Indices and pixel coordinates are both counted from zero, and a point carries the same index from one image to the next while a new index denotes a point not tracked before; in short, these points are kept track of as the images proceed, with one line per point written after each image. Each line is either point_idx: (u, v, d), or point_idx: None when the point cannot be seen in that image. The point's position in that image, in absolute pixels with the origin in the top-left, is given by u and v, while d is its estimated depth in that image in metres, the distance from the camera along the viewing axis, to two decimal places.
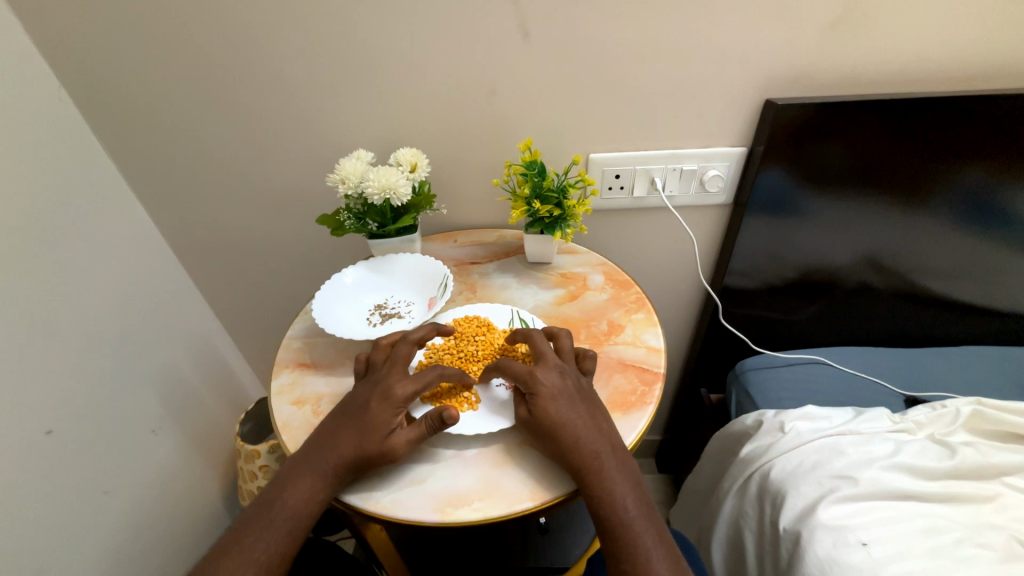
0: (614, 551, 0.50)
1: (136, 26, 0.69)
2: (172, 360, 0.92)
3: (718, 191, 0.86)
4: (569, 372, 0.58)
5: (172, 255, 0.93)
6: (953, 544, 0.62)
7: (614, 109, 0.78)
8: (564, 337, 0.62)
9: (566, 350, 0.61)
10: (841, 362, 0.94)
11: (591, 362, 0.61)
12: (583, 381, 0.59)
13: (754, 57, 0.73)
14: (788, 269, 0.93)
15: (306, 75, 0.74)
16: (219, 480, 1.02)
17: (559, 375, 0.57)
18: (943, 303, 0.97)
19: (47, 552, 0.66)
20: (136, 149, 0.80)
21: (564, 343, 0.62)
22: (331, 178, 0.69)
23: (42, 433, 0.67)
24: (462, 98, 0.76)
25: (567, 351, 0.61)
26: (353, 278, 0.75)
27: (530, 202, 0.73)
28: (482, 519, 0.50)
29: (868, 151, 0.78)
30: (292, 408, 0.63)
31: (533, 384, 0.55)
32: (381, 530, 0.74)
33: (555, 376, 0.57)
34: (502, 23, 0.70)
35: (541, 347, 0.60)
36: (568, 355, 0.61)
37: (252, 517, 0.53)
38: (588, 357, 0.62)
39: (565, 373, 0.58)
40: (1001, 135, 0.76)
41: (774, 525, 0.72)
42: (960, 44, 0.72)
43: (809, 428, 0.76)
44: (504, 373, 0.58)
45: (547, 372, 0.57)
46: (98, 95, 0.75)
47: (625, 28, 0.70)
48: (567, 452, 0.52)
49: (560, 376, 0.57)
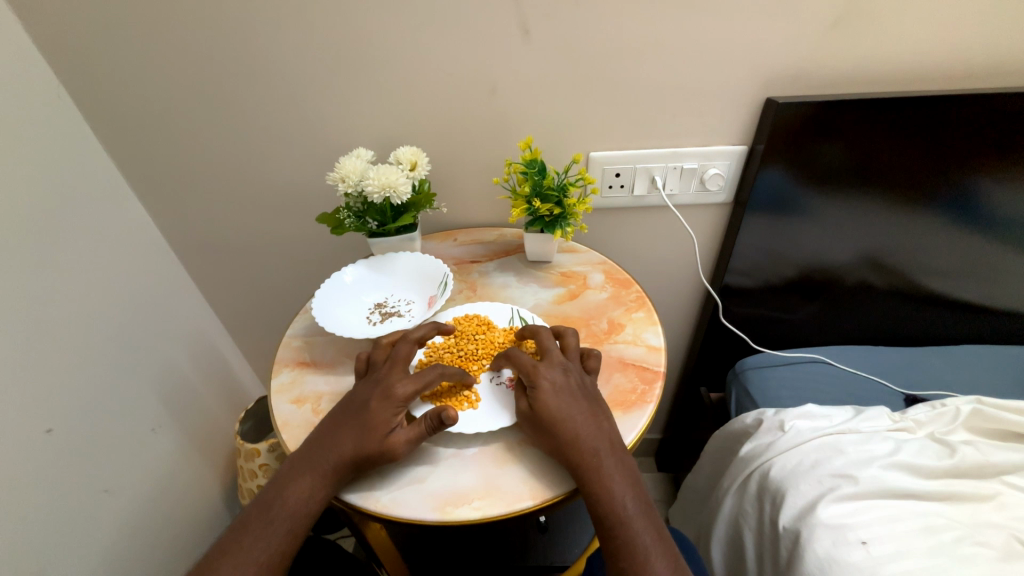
0: (614, 550, 0.50)
1: (136, 25, 0.69)
2: (172, 358, 0.92)
3: (719, 190, 0.86)
4: (573, 371, 0.58)
5: (172, 254, 0.93)
6: (953, 543, 0.62)
7: (615, 107, 0.77)
8: (570, 336, 0.63)
9: (571, 348, 0.61)
10: (840, 361, 0.94)
11: (595, 361, 0.61)
12: (587, 379, 0.59)
13: (755, 57, 0.73)
14: (787, 269, 0.93)
15: (306, 75, 0.74)
16: (219, 478, 1.03)
17: (562, 372, 0.57)
18: (944, 302, 0.97)
19: (48, 550, 0.66)
20: (135, 147, 0.80)
21: (570, 341, 0.62)
22: (331, 176, 0.68)
23: (42, 432, 0.67)
24: (462, 97, 0.76)
25: (572, 349, 0.61)
26: (353, 277, 0.75)
27: (530, 201, 0.73)
28: (482, 518, 0.50)
29: (868, 150, 0.78)
30: (292, 407, 0.63)
31: (534, 377, 0.56)
32: (381, 529, 0.75)
33: (558, 372, 0.57)
34: (503, 22, 0.69)
35: (547, 343, 0.61)
36: (572, 353, 0.61)
37: (253, 516, 0.53)
38: (592, 356, 0.62)
39: (569, 371, 0.58)
40: (1002, 135, 0.76)
41: (774, 523, 0.72)
42: (961, 43, 0.72)
43: (809, 426, 0.76)
44: (510, 363, 0.60)
45: (549, 368, 0.57)
46: (98, 93, 0.74)
47: (626, 27, 0.70)
48: (566, 448, 0.52)
49: (563, 373, 0.57)
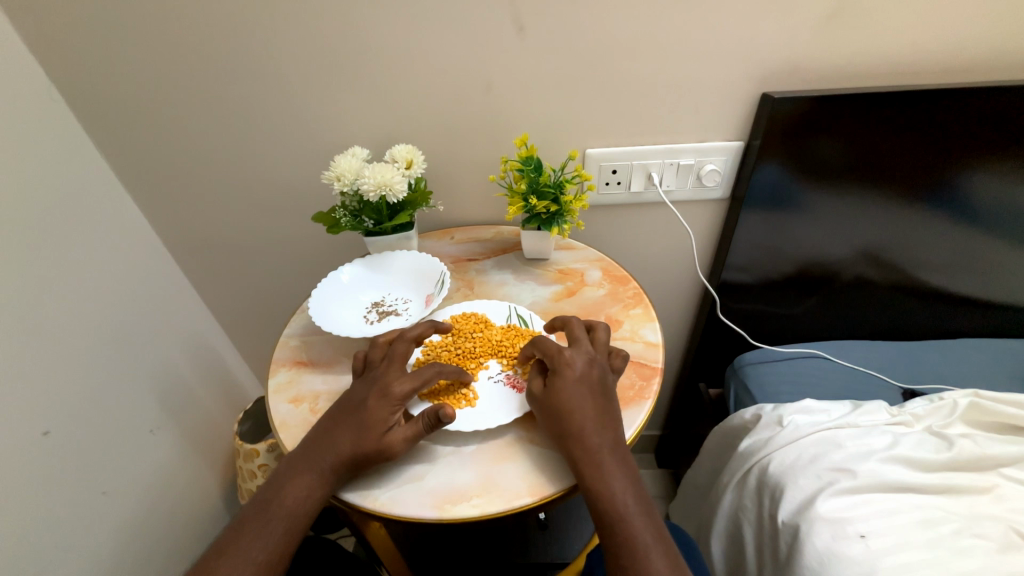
0: (614, 547, 0.50)
1: (128, 25, 0.68)
2: (169, 360, 0.92)
3: (715, 185, 0.86)
4: (597, 361, 0.58)
5: (168, 255, 0.93)
6: (951, 535, 0.62)
7: (610, 104, 0.77)
8: (603, 330, 0.62)
9: (601, 342, 0.61)
10: (838, 356, 0.94)
11: (622, 361, 0.60)
12: (609, 375, 0.58)
13: (750, 52, 0.72)
14: (786, 264, 0.93)
15: (299, 73, 0.74)
16: (219, 478, 1.03)
17: (587, 362, 0.57)
18: (942, 296, 0.97)
19: (48, 552, 0.66)
20: (129, 148, 0.79)
21: (601, 335, 0.62)
22: (326, 175, 0.68)
23: (41, 433, 0.67)
24: (456, 94, 0.76)
25: (602, 343, 0.61)
26: (350, 276, 0.75)
27: (526, 198, 0.72)
28: (480, 515, 0.50)
29: (867, 143, 0.78)
30: (289, 407, 0.63)
31: (558, 362, 0.57)
32: (381, 528, 0.75)
33: (581, 360, 0.57)
34: (496, 18, 0.69)
35: (577, 333, 0.61)
36: (601, 346, 0.61)
37: (251, 515, 0.53)
38: (620, 355, 0.61)
39: (593, 361, 0.58)
40: (1001, 130, 0.76)
41: (774, 518, 0.72)
42: (958, 35, 0.72)
43: (807, 421, 0.76)
44: (536, 347, 0.60)
45: (575, 354, 0.57)
46: (90, 93, 0.74)
47: (621, 23, 0.70)
48: (570, 440, 0.52)
49: (587, 362, 0.57)
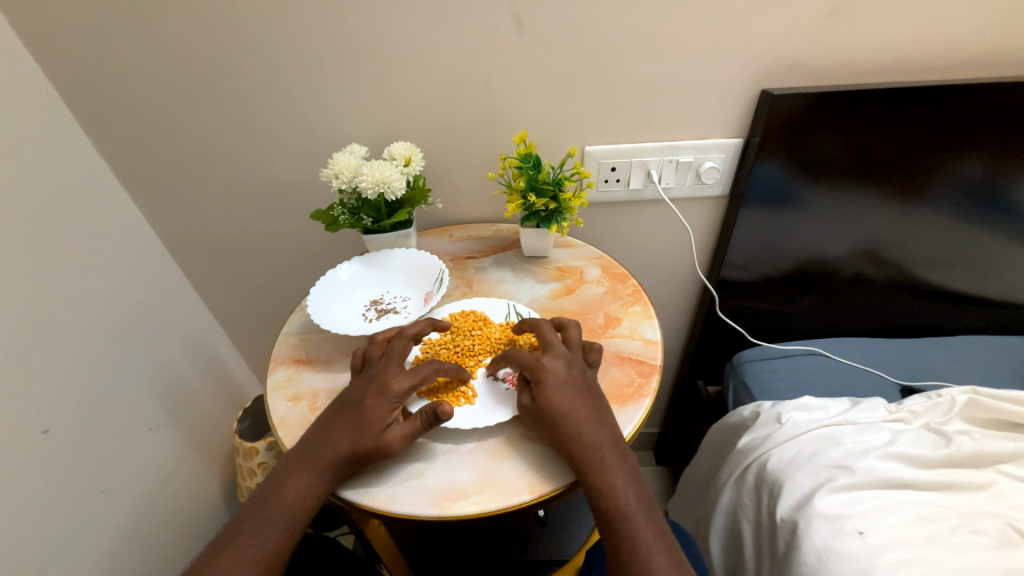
0: (615, 544, 0.50)
1: (123, 21, 0.68)
2: (168, 358, 0.91)
3: (715, 182, 0.86)
4: (575, 362, 0.58)
5: (166, 255, 0.93)
6: (948, 531, 0.62)
7: (608, 102, 0.77)
8: (573, 328, 0.62)
9: (574, 340, 0.61)
10: (838, 353, 0.94)
11: (597, 355, 0.61)
12: (589, 373, 0.59)
13: (750, 48, 0.72)
14: (784, 261, 0.93)
15: (296, 71, 0.73)
16: (218, 476, 1.03)
17: (565, 365, 0.57)
18: (941, 293, 0.97)
19: (47, 550, 0.66)
20: (128, 146, 0.79)
21: (572, 334, 0.62)
22: (325, 172, 0.68)
23: (41, 432, 0.67)
24: (454, 91, 0.76)
25: (574, 342, 0.61)
26: (349, 274, 0.75)
27: (525, 195, 0.72)
28: (479, 512, 0.51)
29: (865, 142, 0.78)
30: (288, 404, 0.63)
31: (539, 371, 0.56)
32: (380, 526, 0.75)
33: (560, 365, 0.57)
34: (494, 13, 0.69)
35: (548, 337, 0.60)
36: (575, 345, 0.61)
37: (249, 514, 0.53)
38: (594, 350, 0.61)
39: (571, 363, 0.58)
40: (1003, 127, 0.75)
41: (772, 515, 0.72)
42: (957, 31, 0.71)
43: (805, 418, 0.76)
44: (510, 362, 0.59)
45: (553, 360, 0.57)
46: (86, 91, 0.73)
47: (620, 20, 0.70)
48: (568, 442, 0.52)
49: (566, 366, 0.57)
